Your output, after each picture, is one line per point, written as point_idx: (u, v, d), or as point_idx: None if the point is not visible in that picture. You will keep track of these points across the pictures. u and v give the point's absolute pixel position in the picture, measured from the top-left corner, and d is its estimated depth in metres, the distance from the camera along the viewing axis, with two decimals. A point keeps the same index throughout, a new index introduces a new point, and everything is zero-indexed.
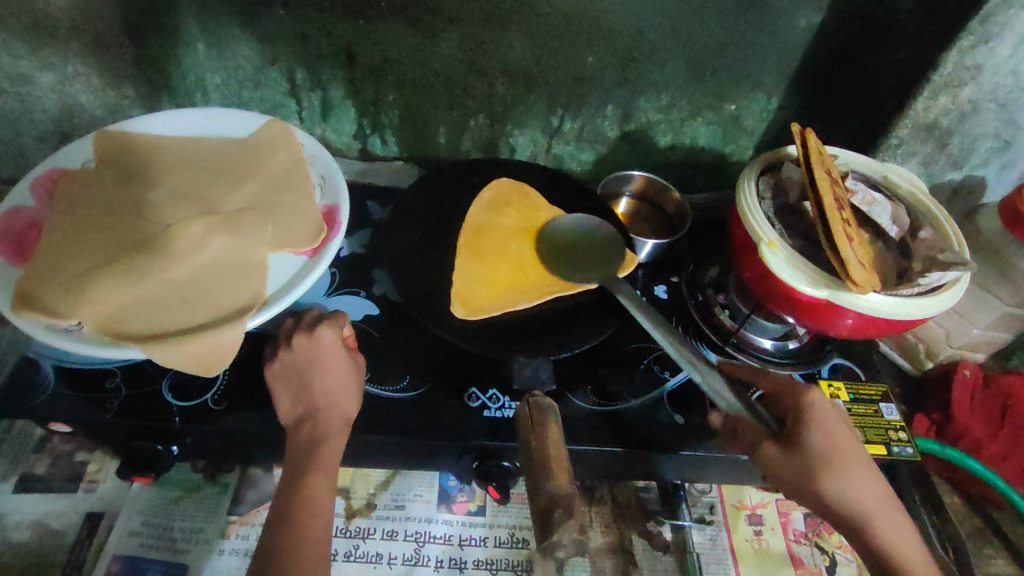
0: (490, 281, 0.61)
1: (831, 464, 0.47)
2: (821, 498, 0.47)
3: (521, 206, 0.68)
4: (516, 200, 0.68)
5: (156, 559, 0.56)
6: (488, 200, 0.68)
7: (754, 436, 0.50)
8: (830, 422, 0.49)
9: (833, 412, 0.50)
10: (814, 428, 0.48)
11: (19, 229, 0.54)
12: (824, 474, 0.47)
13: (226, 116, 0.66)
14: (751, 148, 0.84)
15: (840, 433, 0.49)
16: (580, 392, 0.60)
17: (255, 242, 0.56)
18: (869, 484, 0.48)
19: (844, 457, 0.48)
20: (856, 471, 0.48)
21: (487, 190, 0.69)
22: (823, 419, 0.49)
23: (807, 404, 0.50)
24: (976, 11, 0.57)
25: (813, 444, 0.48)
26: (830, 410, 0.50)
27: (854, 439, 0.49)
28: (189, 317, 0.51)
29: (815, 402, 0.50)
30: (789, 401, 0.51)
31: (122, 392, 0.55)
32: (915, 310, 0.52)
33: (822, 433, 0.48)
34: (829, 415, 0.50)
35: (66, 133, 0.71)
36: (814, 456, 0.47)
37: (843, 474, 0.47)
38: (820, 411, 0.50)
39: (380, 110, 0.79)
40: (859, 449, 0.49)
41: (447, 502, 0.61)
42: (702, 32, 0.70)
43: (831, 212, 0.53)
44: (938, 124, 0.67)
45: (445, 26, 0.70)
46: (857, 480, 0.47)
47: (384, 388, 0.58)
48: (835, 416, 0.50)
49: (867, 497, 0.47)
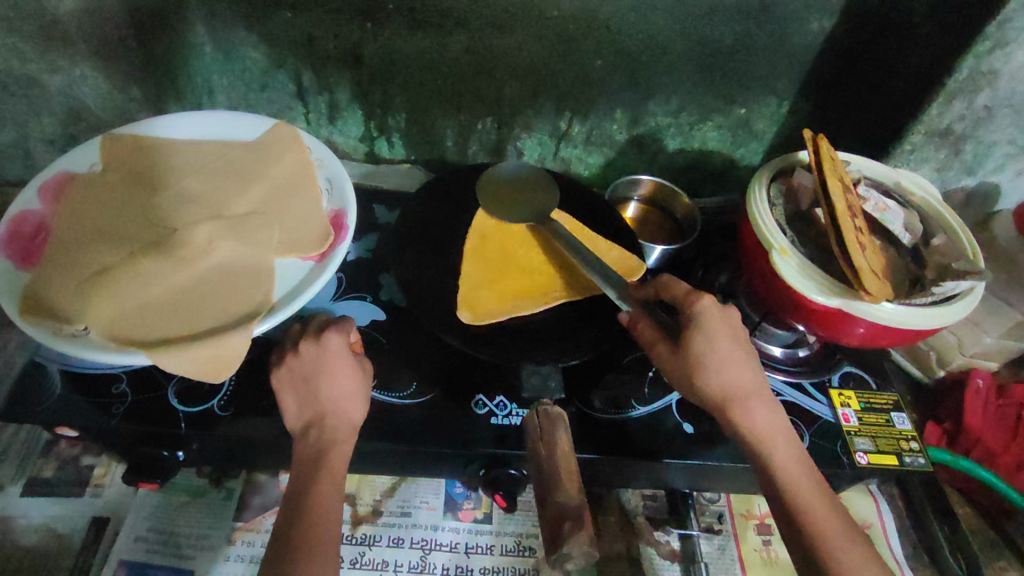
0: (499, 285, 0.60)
1: (712, 364, 0.48)
2: (699, 393, 0.48)
3: (529, 204, 0.67)
4: (523, 199, 0.67)
5: (162, 565, 0.56)
6: (494, 197, 0.67)
7: (650, 339, 0.51)
8: (718, 326, 0.49)
9: (722, 315, 0.50)
10: (701, 333, 0.48)
11: (27, 234, 0.54)
12: (702, 375, 0.48)
13: (233, 118, 0.66)
14: (761, 152, 0.83)
15: (726, 336, 0.49)
16: (589, 399, 0.60)
17: (263, 246, 0.55)
18: (749, 382, 0.49)
19: (726, 357, 0.48)
20: (737, 367, 0.48)
21: (491, 191, 0.68)
22: (711, 324, 0.49)
23: (697, 310, 0.50)
24: (993, 16, 0.56)
25: (698, 349, 0.48)
26: (719, 315, 0.50)
27: (742, 340, 0.50)
28: (196, 323, 0.50)
29: (705, 309, 0.50)
30: (683, 305, 0.51)
31: (128, 397, 0.55)
32: (928, 319, 0.51)
33: (707, 337, 0.48)
34: (717, 318, 0.50)
35: (74, 136, 0.71)
36: (696, 358, 0.48)
37: (721, 372, 0.48)
38: (710, 317, 0.49)
39: (387, 112, 0.79)
40: (745, 350, 0.50)
41: (454, 509, 0.61)
42: (713, 36, 0.69)
43: (844, 220, 0.52)
44: (952, 129, 0.66)
45: (454, 29, 0.69)
46: (729, 373, 0.48)
47: (392, 395, 0.58)
48: (723, 320, 0.50)
49: (744, 392, 0.48)
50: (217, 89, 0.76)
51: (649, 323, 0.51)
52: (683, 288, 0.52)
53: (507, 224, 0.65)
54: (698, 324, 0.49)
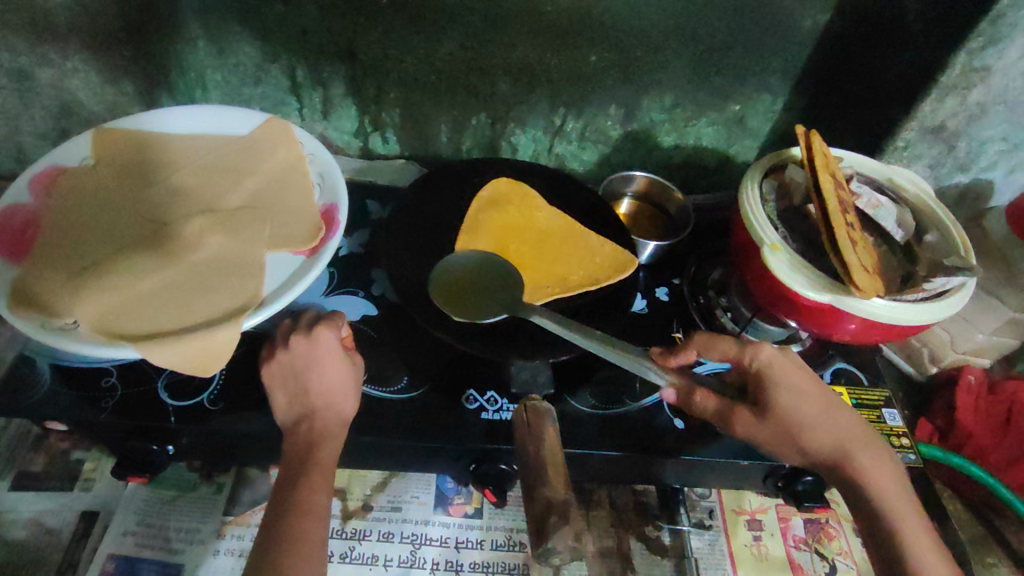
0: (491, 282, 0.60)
1: (801, 420, 0.48)
2: (800, 454, 0.48)
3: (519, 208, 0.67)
4: (516, 202, 0.68)
5: (151, 559, 0.55)
6: (484, 202, 0.67)
7: (711, 405, 0.50)
8: (792, 378, 0.49)
9: (790, 362, 0.50)
10: (782, 390, 0.48)
11: (16, 226, 0.53)
12: (799, 433, 0.48)
13: (225, 112, 0.65)
14: (756, 148, 0.83)
15: (802, 384, 0.49)
16: (580, 394, 0.60)
17: (254, 241, 0.55)
18: (841, 425, 0.49)
19: (812, 411, 0.48)
20: (825, 420, 0.48)
21: (489, 190, 0.68)
22: (785, 377, 0.48)
23: (762, 364, 0.49)
24: (986, 11, 0.56)
25: (785, 408, 0.48)
26: (787, 363, 0.49)
27: (818, 387, 0.49)
28: (186, 317, 0.50)
29: (768, 363, 0.49)
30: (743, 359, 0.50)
31: (118, 391, 0.55)
32: (919, 315, 0.51)
33: (789, 393, 0.48)
34: (789, 367, 0.49)
35: (66, 130, 0.71)
36: (785, 417, 0.47)
37: (813, 430, 0.48)
38: (780, 374, 0.49)
39: (381, 108, 0.79)
40: (825, 398, 0.49)
41: (444, 503, 0.61)
42: (707, 31, 0.69)
43: (835, 216, 0.52)
44: (946, 126, 0.66)
45: (447, 23, 0.69)
46: (822, 430, 0.48)
47: (382, 389, 0.58)
48: (795, 369, 0.49)
49: (841, 440, 0.48)
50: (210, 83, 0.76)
51: (704, 391, 0.50)
52: (732, 345, 0.50)
53: (495, 229, 0.65)
54: (772, 380, 0.48)
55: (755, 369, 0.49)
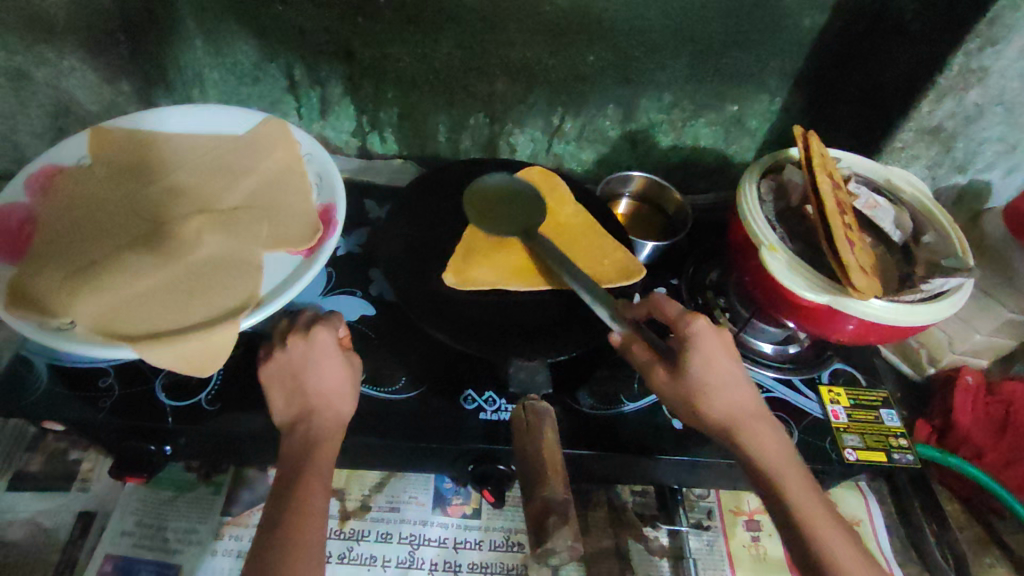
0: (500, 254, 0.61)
1: (710, 388, 0.48)
2: (693, 416, 0.48)
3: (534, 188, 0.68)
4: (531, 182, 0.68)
5: (148, 560, 0.55)
6: (497, 184, 0.68)
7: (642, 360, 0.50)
8: (716, 349, 0.49)
9: (719, 335, 0.50)
10: (698, 356, 0.48)
11: (13, 226, 0.53)
12: (702, 398, 0.48)
13: (223, 112, 0.65)
14: (754, 148, 0.83)
15: (722, 356, 0.49)
16: (577, 395, 0.60)
17: (252, 241, 0.55)
18: (747, 400, 0.49)
19: (720, 381, 0.49)
20: (730, 389, 0.49)
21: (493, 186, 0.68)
22: (709, 346, 0.49)
23: (692, 330, 0.50)
24: (984, 13, 0.56)
25: (695, 372, 0.48)
26: (716, 336, 0.50)
27: (736, 362, 0.50)
28: (184, 316, 0.50)
29: (698, 330, 0.49)
30: (675, 325, 0.51)
31: (115, 391, 0.55)
32: (917, 316, 0.51)
33: (703, 361, 0.48)
34: (715, 340, 0.50)
35: (63, 129, 0.71)
36: (695, 381, 0.48)
37: (717, 397, 0.48)
38: (705, 341, 0.49)
39: (379, 107, 0.79)
40: (740, 372, 0.50)
41: (442, 504, 0.61)
42: (705, 32, 0.69)
43: (833, 217, 0.52)
44: (943, 127, 0.66)
45: (445, 23, 0.69)
46: (728, 399, 0.49)
47: (380, 389, 0.58)
48: (721, 343, 0.50)
49: (741, 412, 0.49)
50: (208, 82, 0.76)
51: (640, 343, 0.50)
52: (674, 308, 0.51)
53: (508, 205, 0.65)
54: (695, 346, 0.49)
55: (683, 332, 0.50)
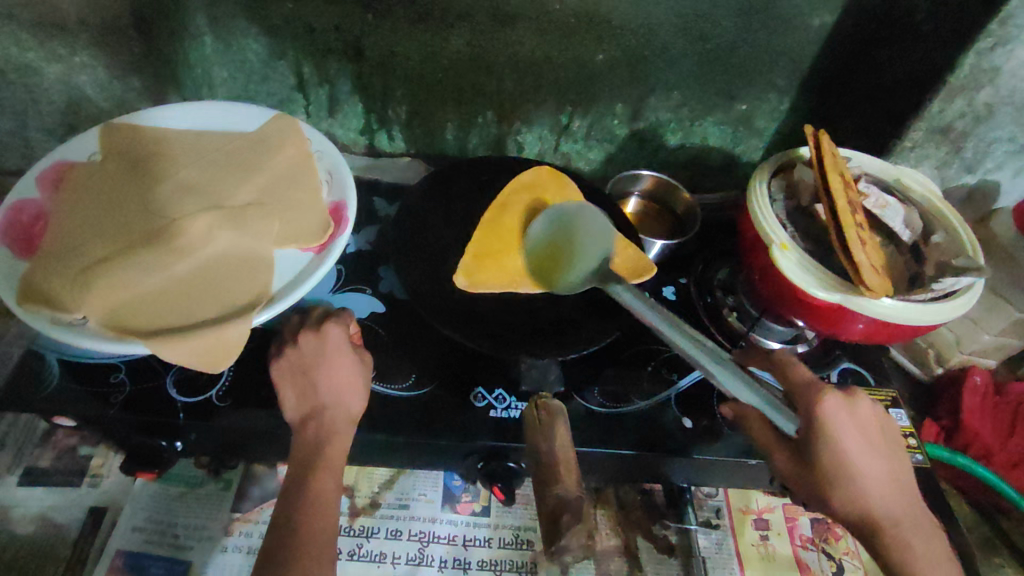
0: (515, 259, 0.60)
1: (848, 483, 0.44)
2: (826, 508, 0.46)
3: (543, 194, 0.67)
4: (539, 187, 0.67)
5: (159, 555, 0.55)
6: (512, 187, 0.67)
7: (763, 438, 0.50)
8: (855, 437, 0.45)
9: (853, 415, 0.46)
10: (830, 447, 0.45)
11: (25, 222, 0.53)
12: (834, 490, 0.45)
13: (233, 109, 0.65)
14: (762, 148, 0.83)
15: (858, 446, 0.45)
16: (587, 391, 0.60)
17: (263, 237, 0.55)
18: (885, 491, 0.45)
19: (860, 473, 0.45)
20: (875, 488, 0.45)
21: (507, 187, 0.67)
22: (843, 431, 0.45)
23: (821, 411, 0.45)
24: (993, 14, 0.55)
25: (825, 464, 0.45)
26: (850, 417, 0.46)
27: (869, 453, 0.45)
28: (196, 313, 0.50)
29: (828, 415, 0.45)
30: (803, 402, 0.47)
31: (126, 387, 0.55)
32: (927, 315, 0.51)
33: (834, 450, 0.45)
34: (849, 422, 0.45)
35: (73, 125, 0.71)
36: (824, 473, 0.45)
37: (861, 496, 0.44)
38: (841, 428, 0.45)
39: (388, 105, 0.79)
40: (882, 461, 0.46)
41: (452, 501, 0.61)
42: (714, 31, 0.69)
43: (844, 215, 0.52)
44: (953, 127, 0.66)
45: (454, 21, 0.69)
46: (882, 498, 0.45)
47: (389, 387, 0.58)
48: (856, 426, 0.46)
49: (882, 510, 0.44)
50: (217, 79, 0.76)
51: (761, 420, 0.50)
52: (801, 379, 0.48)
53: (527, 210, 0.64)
54: (826, 435, 0.45)
55: (812, 414, 0.46)
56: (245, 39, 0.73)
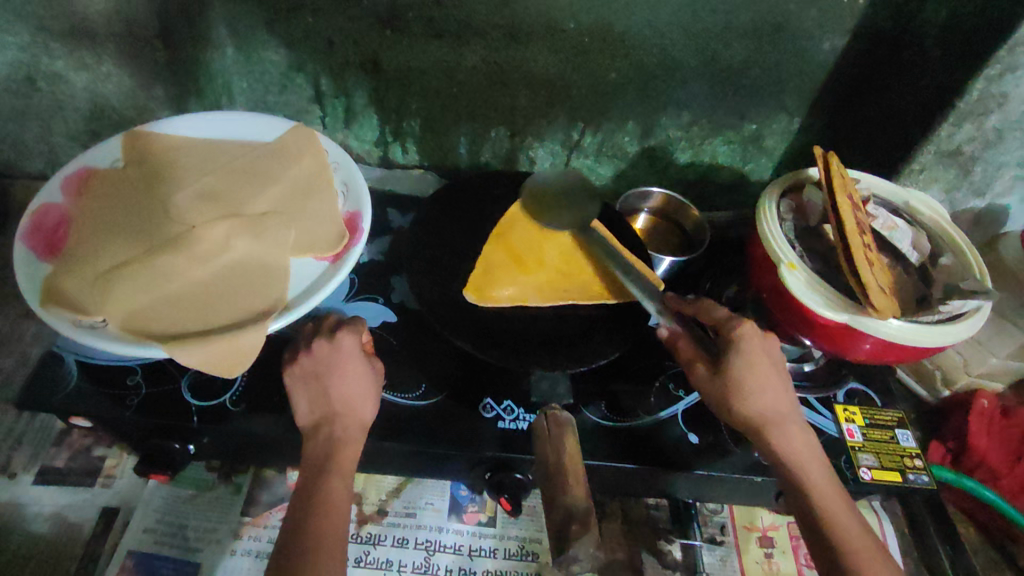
0: (523, 276, 0.63)
1: (748, 386, 0.48)
2: (728, 414, 0.49)
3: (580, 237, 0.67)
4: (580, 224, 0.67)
5: (169, 557, 0.56)
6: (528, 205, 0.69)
7: (687, 353, 0.52)
8: (762, 352, 0.49)
9: (762, 337, 0.50)
10: (740, 357, 0.48)
11: (49, 225, 0.55)
12: (740, 397, 0.48)
13: (252, 120, 0.67)
14: (771, 167, 0.84)
15: (764, 360, 0.49)
16: (595, 406, 0.61)
17: (280, 245, 0.56)
18: (782, 402, 0.49)
19: (764, 384, 0.49)
20: (775, 393, 0.49)
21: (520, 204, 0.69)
22: (752, 346, 0.49)
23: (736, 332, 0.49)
24: (1004, 39, 0.56)
25: (733, 372, 0.48)
26: (760, 336, 0.50)
27: (774, 370, 0.49)
28: (212, 318, 0.51)
29: (744, 331, 0.49)
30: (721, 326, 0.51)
31: (143, 389, 0.56)
32: (933, 337, 0.52)
33: (745, 360, 0.48)
34: (756, 339, 0.49)
35: (97, 132, 0.72)
36: (732, 381, 0.48)
37: (758, 397, 0.48)
38: (750, 345, 0.49)
39: (403, 118, 0.80)
40: (784, 376, 0.50)
41: (458, 511, 0.61)
42: (726, 52, 0.70)
43: (853, 237, 0.53)
44: (963, 150, 0.67)
45: (470, 37, 0.70)
46: (775, 402, 0.49)
47: (400, 396, 0.59)
48: (764, 344, 0.49)
49: (778, 415, 0.49)
50: (236, 90, 0.78)
51: (686, 339, 0.53)
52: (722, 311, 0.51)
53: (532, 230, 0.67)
54: (737, 347, 0.49)
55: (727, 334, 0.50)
56: (266, 51, 0.74)
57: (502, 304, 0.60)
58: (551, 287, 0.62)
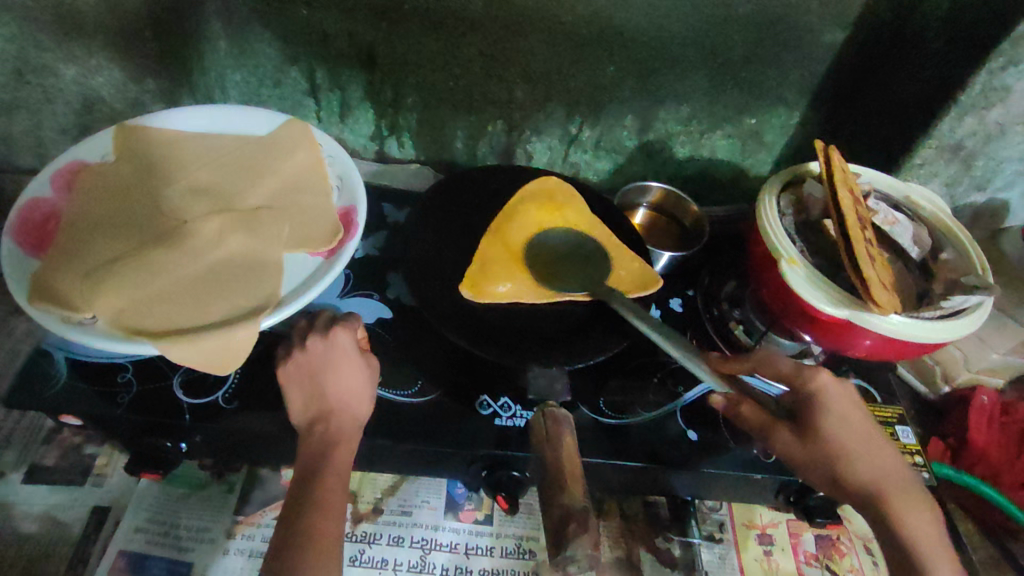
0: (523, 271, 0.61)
1: (844, 451, 0.48)
2: (833, 480, 0.48)
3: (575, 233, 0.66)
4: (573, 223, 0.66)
5: (161, 556, 0.55)
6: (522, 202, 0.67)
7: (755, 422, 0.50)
8: (848, 410, 0.49)
9: (843, 392, 0.50)
10: (829, 417, 0.48)
11: (37, 220, 0.54)
12: (837, 461, 0.47)
13: (245, 113, 0.66)
14: (770, 162, 0.83)
15: (854, 421, 0.49)
16: (593, 402, 0.60)
17: (273, 241, 0.55)
18: (880, 463, 0.48)
19: (857, 443, 0.48)
20: (870, 455, 0.48)
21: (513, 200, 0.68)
22: (839, 404, 0.49)
23: (815, 388, 0.49)
24: (1007, 32, 0.56)
25: (828, 434, 0.48)
26: (844, 393, 0.49)
27: (864, 428, 0.49)
28: (205, 315, 0.50)
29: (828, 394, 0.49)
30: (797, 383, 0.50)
31: (133, 387, 0.55)
32: (936, 332, 0.51)
33: (833, 421, 0.48)
34: (840, 399, 0.49)
35: (87, 126, 0.71)
36: (825, 445, 0.48)
37: (855, 461, 0.47)
38: (834, 404, 0.48)
39: (398, 112, 0.79)
40: (872, 434, 0.49)
41: (454, 509, 0.61)
42: (725, 45, 0.69)
43: (854, 232, 0.52)
44: (963, 144, 0.66)
45: (467, 30, 0.70)
46: (871, 466, 0.48)
47: (395, 392, 0.58)
48: (849, 402, 0.49)
49: (877, 481, 0.48)
50: (229, 83, 0.77)
51: (751, 405, 0.50)
52: (789, 364, 0.50)
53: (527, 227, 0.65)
54: (823, 405, 0.48)
55: (807, 393, 0.49)
56: (259, 43, 0.73)
57: (500, 301, 0.59)
58: (550, 284, 0.61)
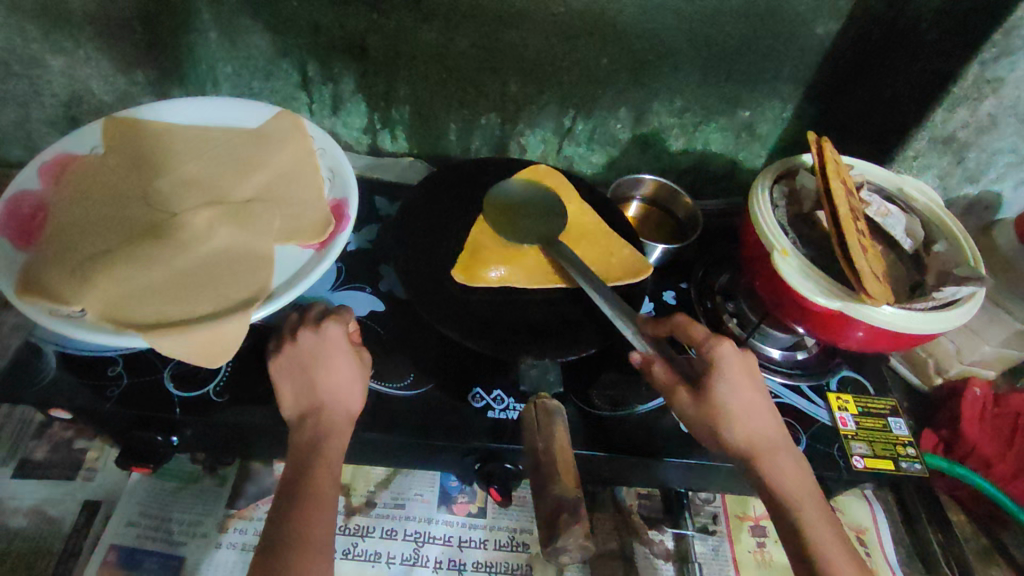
0: (517, 258, 0.61)
1: (731, 411, 0.48)
2: (713, 438, 0.49)
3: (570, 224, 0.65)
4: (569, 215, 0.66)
5: (152, 550, 0.55)
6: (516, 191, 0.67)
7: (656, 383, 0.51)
8: (739, 373, 0.50)
9: (740, 360, 0.51)
10: (722, 380, 0.49)
11: (25, 213, 0.53)
12: (725, 420, 0.48)
13: (236, 106, 0.65)
14: (764, 155, 0.83)
15: (746, 384, 0.49)
16: (586, 395, 0.60)
17: (264, 233, 0.55)
18: (764, 427, 0.49)
19: (744, 406, 0.49)
20: (758, 418, 0.49)
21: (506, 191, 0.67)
22: (730, 367, 0.49)
23: (716, 352, 0.50)
24: (999, 23, 0.57)
25: (718, 394, 0.48)
26: (738, 358, 0.50)
27: (755, 391, 0.49)
28: (194, 307, 0.50)
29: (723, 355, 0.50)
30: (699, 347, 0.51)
31: (124, 380, 0.54)
32: (926, 323, 0.51)
33: (727, 384, 0.49)
34: (734, 362, 0.50)
35: (76, 119, 0.71)
36: (716, 403, 0.48)
37: (741, 421, 0.48)
38: (729, 368, 0.49)
39: (391, 105, 0.79)
40: (764, 402, 0.50)
41: (448, 502, 0.61)
42: (719, 37, 0.69)
43: (846, 222, 0.52)
44: (956, 136, 0.67)
45: (460, 22, 0.69)
46: (754, 428, 0.49)
47: (387, 385, 0.58)
48: (742, 366, 0.50)
49: (761, 442, 0.48)
50: (220, 75, 0.76)
51: (661, 364, 0.50)
52: (700, 330, 0.51)
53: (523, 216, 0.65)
54: (718, 368, 0.49)
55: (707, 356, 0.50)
56: (250, 35, 0.72)
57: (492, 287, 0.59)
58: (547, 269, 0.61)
